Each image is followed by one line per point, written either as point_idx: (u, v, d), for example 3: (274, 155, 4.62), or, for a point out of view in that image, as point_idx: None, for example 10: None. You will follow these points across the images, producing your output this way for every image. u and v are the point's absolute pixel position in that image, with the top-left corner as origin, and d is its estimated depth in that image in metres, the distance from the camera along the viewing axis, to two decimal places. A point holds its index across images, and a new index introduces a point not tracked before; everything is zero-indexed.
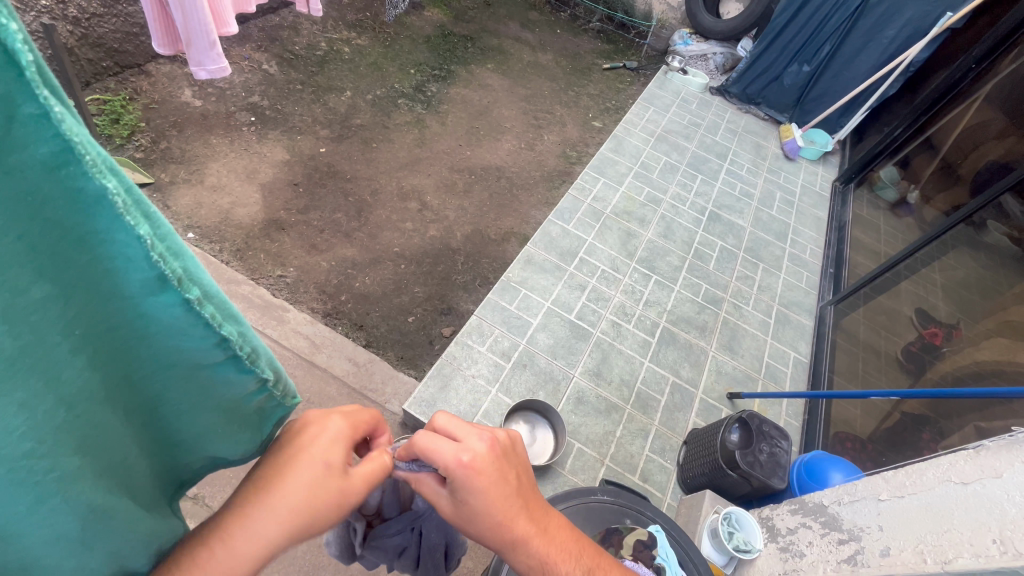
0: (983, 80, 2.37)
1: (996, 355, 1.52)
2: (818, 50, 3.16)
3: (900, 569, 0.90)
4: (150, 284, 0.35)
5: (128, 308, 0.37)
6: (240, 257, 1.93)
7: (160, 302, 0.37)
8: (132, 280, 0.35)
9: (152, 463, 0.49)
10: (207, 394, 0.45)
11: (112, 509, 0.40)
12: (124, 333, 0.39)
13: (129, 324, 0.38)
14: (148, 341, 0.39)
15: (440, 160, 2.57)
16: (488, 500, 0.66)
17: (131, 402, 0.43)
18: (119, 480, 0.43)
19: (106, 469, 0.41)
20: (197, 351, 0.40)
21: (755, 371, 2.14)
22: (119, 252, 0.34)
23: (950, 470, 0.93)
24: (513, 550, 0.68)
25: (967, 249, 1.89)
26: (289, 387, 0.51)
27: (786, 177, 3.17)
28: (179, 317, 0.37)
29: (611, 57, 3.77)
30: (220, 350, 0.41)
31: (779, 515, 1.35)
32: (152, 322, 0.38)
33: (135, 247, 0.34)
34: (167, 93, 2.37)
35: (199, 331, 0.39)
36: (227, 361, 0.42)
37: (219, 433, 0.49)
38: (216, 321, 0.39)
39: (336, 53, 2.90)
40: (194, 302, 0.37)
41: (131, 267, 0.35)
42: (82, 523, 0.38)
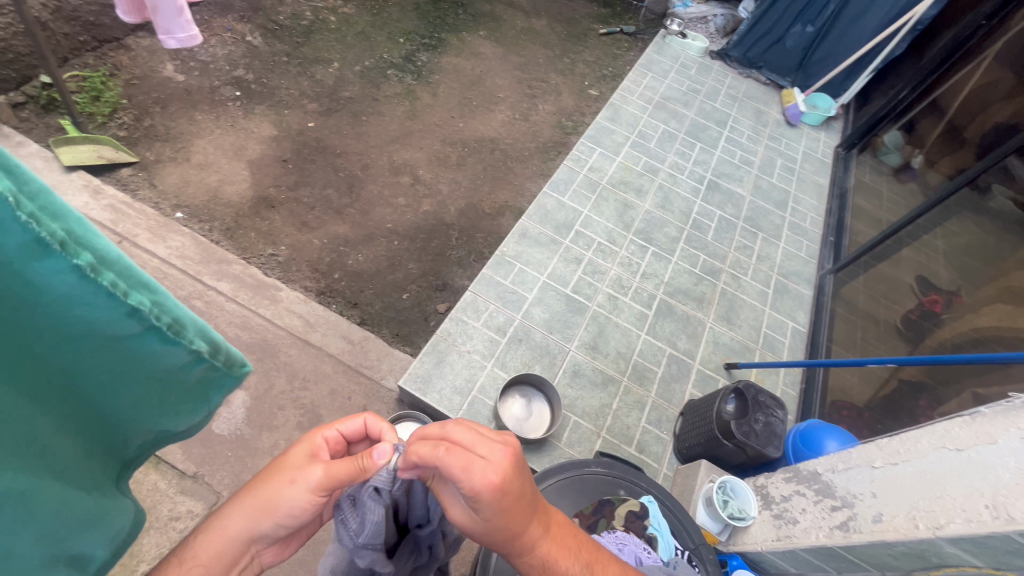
0: (993, 37, 2.28)
1: (996, 320, 1.51)
2: (823, 10, 3.03)
3: (894, 536, 0.91)
4: (30, 250, 0.37)
5: (12, 281, 0.38)
6: (230, 236, 1.90)
7: (45, 268, 0.38)
8: (7, 247, 0.36)
9: (81, 437, 0.52)
10: (138, 366, 0.47)
11: (27, 485, 0.45)
12: (13, 308, 0.40)
13: (14, 295, 0.39)
14: (43, 311, 0.41)
15: (432, 133, 2.50)
16: (504, 516, 0.65)
17: (33, 377, 0.46)
18: (27, 455, 0.46)
19: (11, 451, 0.45)
20: (103, 321, 0.42)
21: (752, 341, 2.13)
22: None
23: (945, 436, 0.91)
24: (518, 553, 0.70)
25: (970, 214, 1.86)
26: (233, 356, 0.51)
27: (788, 143, 3.10)
28: (73, 285, 0.39)
29: (608, 22, 3.63)
30: (133, 320, 0.43)
31: (773, 483, 1.34)
32: (46, 293, 0.40)
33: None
34: (148, 68, 2.29)
35: (102, 300, 0.41)
36: (146, 331, 0.44)
37: (154, 407, 0.52)
38: (119, 290, 0.41)
39: (321, 23, 2.80)
40: (84, 269, 0.39)
41: (3, 234, 0.36)
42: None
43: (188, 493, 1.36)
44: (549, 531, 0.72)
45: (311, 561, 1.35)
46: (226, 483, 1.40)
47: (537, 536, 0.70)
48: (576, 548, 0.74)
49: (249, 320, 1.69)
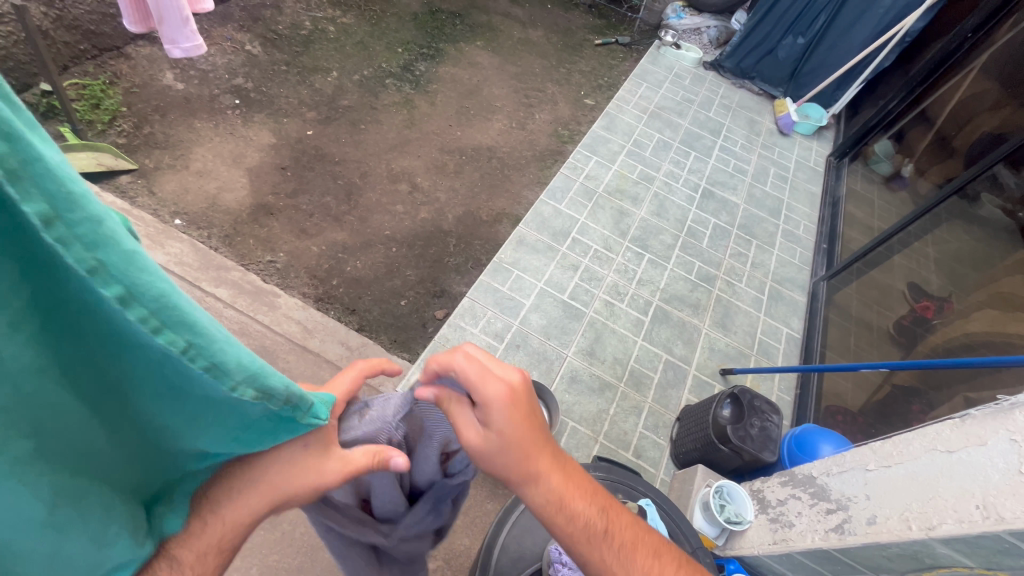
0: (979, 49, 2.33)
1: (986, 326, 1.54)
2: (813, 22, 3.08)
3: (887, 538, 0.92)
4: (87, 281, 0.33)
5: (87, 307, 0.36)
6: (229, 243, 1.91)
7: (106, 301, 0.34)
8: (59, 263, 0.33)
9: (155, 471, 0.50)
10: (211, 404, 0.43)
11: (81, 490, 0.40)
12: (85, 320, 0.37)
13: (96, 324, 0.38)
14: (112, 330, 0.37)
15: (430, 141, 2.53)
16: (523, 432, 0.67)
17: (97, 387, 0.42)
18: (83, 469, 0.41)
19: (93, 489, 0.43)
20: (169, 357, 0.38)
21: (747, 347, 2.15)
22: (36, 239, 0.31)
23: (936, 439, 0.93)
24: (534, 483, 0.69)
25: (960, 222, 1.89)
26: (299, 394, 0.47)
27: (781, 152, 3.15)
28: (132, 320, 0.35)
29: (603, 33, 3.68)
30: (183, 360, 0.37)
31: (769, 487, 1.35)
32: (108, 313, 0.36)
33: (42, 231, 0.30)
34: (148, 76, 2.31)
35: (163, 338, 0.36)
36: (210, 373, 0.39)
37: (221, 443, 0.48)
38: (171, 327, 0.36)
39: (321, 33, 2.83)
40: (127, 301, 0.34)
41: (50, 254, 0.32)
42: (49, 508, 0.38)
43: None
44: (562, 466, 0.73)
45: (309, 567, 1.35)
46: None
47: (554, 473, 0.71)
48: (591, 491, 0.75)
49: (247, 326, 1.69)
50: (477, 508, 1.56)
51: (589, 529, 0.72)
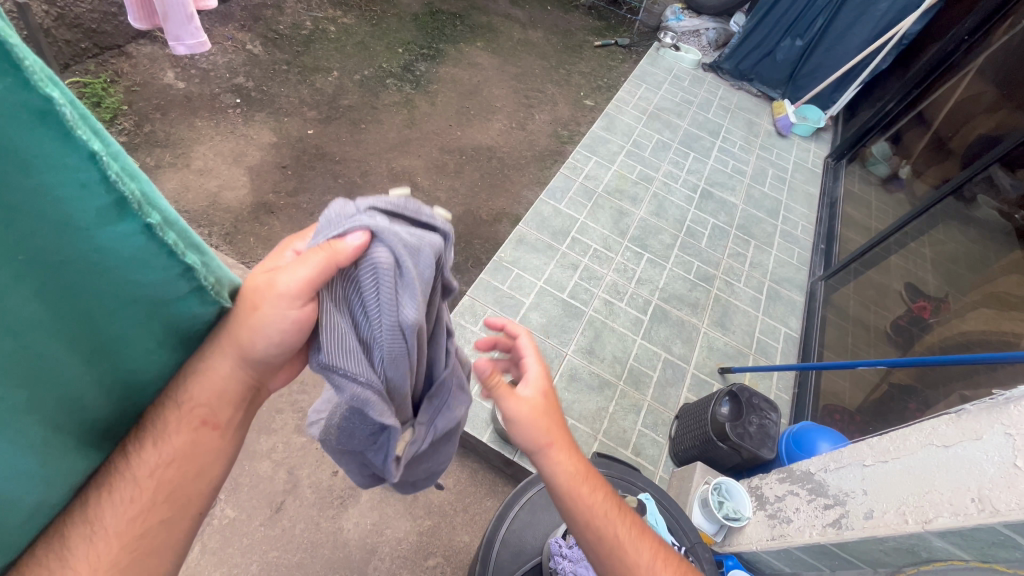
0: (975, 52, 2.35)
1: (981, 325, 1.55)
2: (811, 24, 3.11)
3: (885, 531, 0.93)
4: (107, 212, 0.45)
5: (85, 241, 0.45)
6: (229, 241, 1.91)
7: (119, 230, 0.46)
8: (85, 210, 0.44)
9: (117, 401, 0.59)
10: (174, 324, 0.57)
11: (61, 444, 0.54)
12: (82, 271, 0.47)
13: (83, 258, 0.46)
14: (109, 275, 0.48)
15: (430, 140, 2.53)
16: (553, 401, 0.82)
17: (88, 339, 0.52)
18: (71, 414, 0.54)
19: (59, 407, 0.52)
20: (157, 281, 0.51)
21: (745, 346, 2.16)
22: (73, 178, 0.42)
23: (932, 433, 0.94)
24: (562, 450, 0.79)
25: (956, 223, 1.91)
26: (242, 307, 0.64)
27: (779, 153, 3.17)
28: (142, 245, 0.48)
29: (602, 34, 3.70)
30: (184, 281, 0.53)
31: (768, 484, 1.36)
32: (113, 255, 0.47)
33: (90, 168, 0.42)
34: (149, 75, 2.32)
35: (163, 261, 0.50)
36: (191, 292, 0.55)
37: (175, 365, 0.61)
38: (177, 252, 0.51)
39: (321, 33, 2.84)
40: (154, 228, 0.48)
41: (89, 197, 0.43)
42: (38, 460, 0.52)
43: None
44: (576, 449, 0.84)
45: (309, 564, 1.35)
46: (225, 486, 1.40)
47: (573, 455, 0.81)
48: (605, 483, 0.83)
49: None
50: (477, 505, 1.56)
51: (603, 509, 0.79)
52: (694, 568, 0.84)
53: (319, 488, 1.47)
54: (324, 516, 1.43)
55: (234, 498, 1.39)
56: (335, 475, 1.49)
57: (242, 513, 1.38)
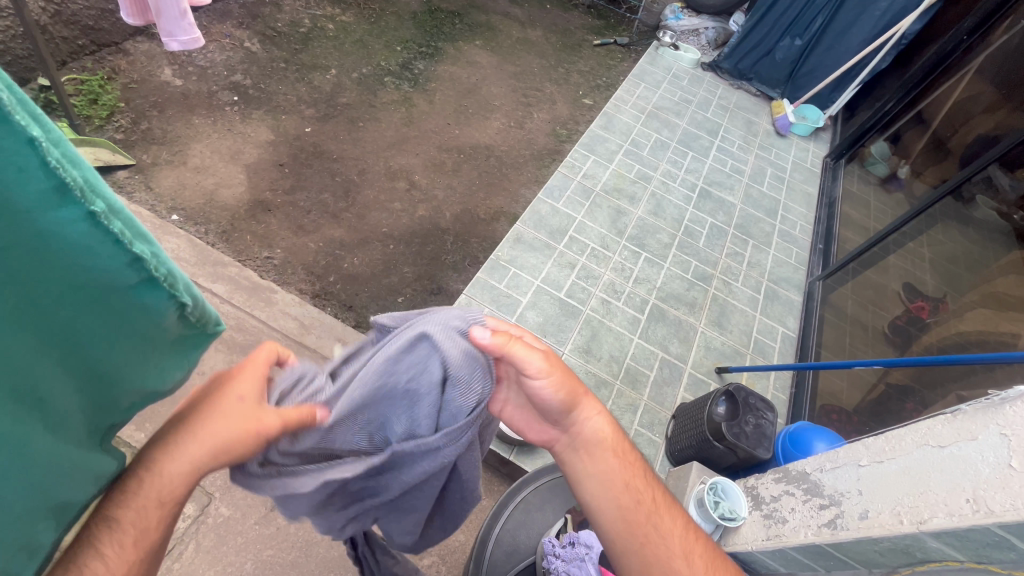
0: (975, 51, 2.35)
1: (979, 325, 1.55)
2: (811, 23, 3.10)
3: (879, 532, 0.92)
4: (48, 197, 0.37)
5: (26, 230, 0.37)
6: (226, 239, 1.91)
7: (62, 219, 0.38)
8: (24, 195, 0.36)
9: (84, 411, 0.49)
10: (141, 333, 0.46)
11: (14, 435, 0.43)
12: (22, 258, 0.39)
13: (25, 248, 0.38)
14: (52, 263, 0.40)
15: (428, 139, 2.53)
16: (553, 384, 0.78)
17: (36, 333, 0.43)
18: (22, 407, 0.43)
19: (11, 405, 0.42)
20: (115, 281, 0.42)
21: (742, 346, 2.15)
22: (4, 156, 0.35)
23: (928, 434, 0.94)
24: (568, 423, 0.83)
25: (955, 223, 1.90)
26: (211, 318, 0.50)
27: (778, 153, 3.16)
28: (88, 237, 0.39)
29: (601, 33, 3.69)
30: (146, 284, 0.44)
31: (763, 484, 1.36)
32: (55, 246, 0.39)
33: (22, 149, 0.35)
34: (146, 72, 2.31)
35: (117, 256, 0.41)
36: (159, 297, 0.45)
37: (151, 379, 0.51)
38: (133, 246, 0.42)
39: (319, 30, 2.83)
40: (102, 219, 0.40)
41: (22, 178, 0.36)
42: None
43: None
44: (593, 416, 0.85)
45: (303, 563, 1.35)
46: (219, 484, 1.40)
47: (606, 425, 0.86)
48: (638, 459, 0.88)
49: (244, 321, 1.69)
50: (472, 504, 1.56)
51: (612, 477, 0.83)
52: (712, 545, 0.88)
53: None
54: None
55: (228, 496, 1.39)
56: None
57: (237, 512, 1.37)
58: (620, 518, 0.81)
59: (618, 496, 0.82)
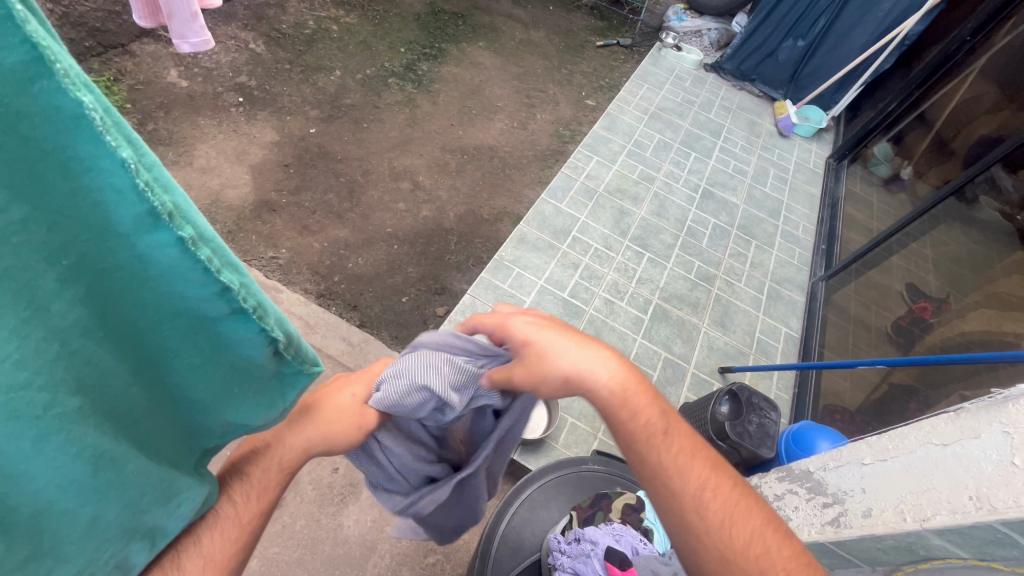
0: (978, 52, 2.35)
1: (982, 326, 1.55)
2: (814, 24, 3.10)
3: (883, 529, 0.93)
4: (143, 220, 0.37)
5: (126, 249, 0.39)
6: (232, 239, 1.92)
7: (156, 241, 0.39)
8: (124, 218, 0.37)
9: (170, 420, 0.51)
10: (224, 351, 0.47)
11: (118, 452, 0.45)
12: (124, 278, 0.41)
13: (128, 268, 0.40)
14: (150, 287, 0.41)
15: (432, 140, 2.54)
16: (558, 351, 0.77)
17: (134, 352, 0.45)
18: (120, 423, 0.46)
19: (110, 419, 0.45)
20: (200, 299, 0.42)
21: (745, 346, 2.16)
22: (106, 181, 0.36)
23: (931, 432, 0.95)
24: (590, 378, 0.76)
25: (958, 223, 1.90)
26: (307, 355, 0.53)
27: (781, 154, 3.17)
28: (176, 258, 0.39)
29: (604, 34, 3.70)
30: (226, 304, 0.43)
31: (767, 483, 1.36)
32: (152, 267, 0.40)
33: (120, 174, 0.35)
34: (152, 73, 2.33)
35: (200, 277, 0.41)
36: (235, 316, 0.44)
37: (232, 398, 0.51)
38: (215, 268, 0.41)
39: (324, 32, 2.85)
40: (189, 242, 0.39)
41: (122, 202, 0.36)
42: (93, 468, 0.43)
43: None
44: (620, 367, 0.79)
45: (309, 560, 1.36)
46: None
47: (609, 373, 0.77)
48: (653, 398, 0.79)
49: None
50: None
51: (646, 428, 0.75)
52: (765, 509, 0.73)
53: (319, 485, 1.47)
54: (324, 512, 1.43)
55: None
56: (335, 472, 1.50)
57: None
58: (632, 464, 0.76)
59: (627, 445, 0.76)
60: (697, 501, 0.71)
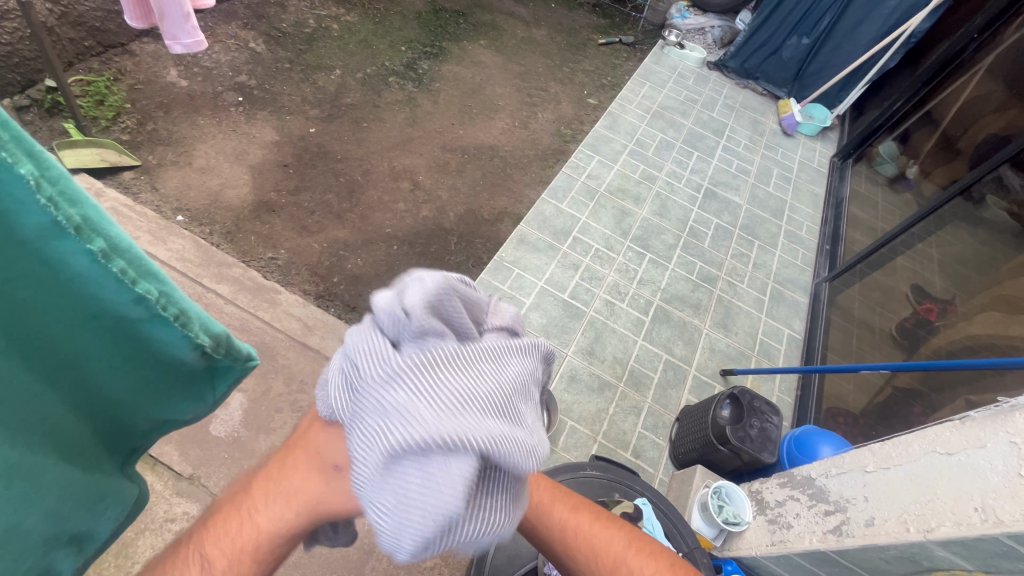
0: (986, 50, 2.31)
1: (990, 328, 1.52)
2: (819, 22, 3.07)
3: (885, 539, 0.92)
4: (50, 229, 0.43)
5: (37, 256, 0.45)
6: (230, 239, 1.91)
7: (66, 248, 0.44)
8: (31, 227, 0.43)
9: (93, 422, 0.57)
10: (147, 349, 0.54)
11: (35, 462, 0.49)
12: (34, 286, 0.46)
13: (38, 275, 0.46)
14: (65, 293, 0.48)
15: (432, 139, 2.52)
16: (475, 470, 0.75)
17: (53, 357, 0.51)
18: (47, 435, 0.51)
19: (27, 429, 0.49)
20: (117, 306, 0.49)
21: (748, 348, 2.14)
22: (9, 194, 0.41)
23: (936, 440, 0.92)
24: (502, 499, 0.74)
25: (964, 223, 1.88)
26: (241, 351, 0.60)
27: (784, 153, 3.14)
28: (88, 266, 0.46)
29: (606, 32, 3.67)
30: (142, 308, 0.50)
31: (768, 489, 1.34)
32: (65, 272, 0.46)
33: (23, 188, 0.41)
34: (152, 73, 2.32)
35: (116, 285, 0.48)
36: (154, 319, 0.51)
37: (160, 394, 0.59)
38: (129, 278, 0.48)
39: (324, 31, 2.84)
40: (98, 254, 0.45)
41: (28, 214, 0.42)
42: (11, 481, 0.46)
43: (183, 494, 1.36)
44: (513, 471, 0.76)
45: (307, 564, 1.35)
46: (222, 485, 1.40)
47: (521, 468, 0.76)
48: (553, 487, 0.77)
49: (248, 322, 1.69)
50: None
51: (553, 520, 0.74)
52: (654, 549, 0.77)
53: None
54: None
55: None
56: None
57: None
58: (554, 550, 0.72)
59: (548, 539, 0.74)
60: (616, 571, 0.71)
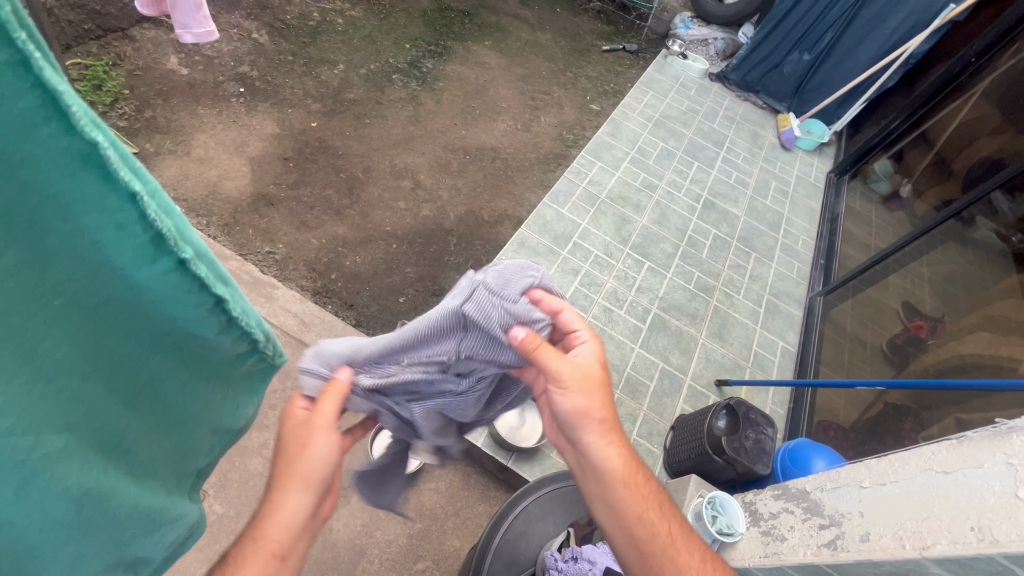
0: (981, 75, 2.36)
1: (979, 348, 1.55)
2: (820, 39, 3.12)
3: (879, 555, 0.92)
4: (144, 251, 0.37)
5: (120, 279, 0.38)
6: (228, 232, 1.89)
7: (153, 269, 0.38)
8: (125, 252, 0.36)
9: (160, 444, 0.51)
10: (205, 359, 0.47)
11: (105, 487, 0.44)
12: (118, 308, 0.40)
13: (124, 297, 0.39)
14: (141, 312, 0.41)
15: (434, 138, 2.51)
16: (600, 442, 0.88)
17: (126, 383, 0.45)
18: (114, 462, 0.45)
19: (101, 452, 0.44)
20: (187, 319, 0.42)
21: (743, 359, 2.16)
22: (108, 217, 0.35)
23: (932, 459, 0.94)
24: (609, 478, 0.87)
25: (955, 244, 1.91)
26: (277, 349, 0.52)
27: (782, 166, 3.18)
28: (174, 282, 0.39)
29: (611, 39, 3.68)
30: (214, 317, 0.43)
31: (762, 500, 1.36)
32: (145, 293, 0.39)
33: (129, 208, 0.35)
34: (152, 59, 2.28)
35: (194, 297, 0.41)
36: (223, 329, 0.45)
37: (215, 399, 0.52)
38: (210, 283, 0.41)
39: (329, 25, 2.81)
40: (188, 263, 0.39)
41: (123, 234, 0.35)
42: (76, 506, 0.42)
43: None
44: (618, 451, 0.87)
45: None
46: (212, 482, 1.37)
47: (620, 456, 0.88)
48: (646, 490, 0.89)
49: None
50: (467, 510, 1.55)
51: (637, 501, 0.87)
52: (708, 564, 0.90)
53: None
54: None
55: (222, 496, 1.35)
56: None
57: (230, 509, 1.34)
58: (633, 547, 0.85)
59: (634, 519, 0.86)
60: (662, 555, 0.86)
